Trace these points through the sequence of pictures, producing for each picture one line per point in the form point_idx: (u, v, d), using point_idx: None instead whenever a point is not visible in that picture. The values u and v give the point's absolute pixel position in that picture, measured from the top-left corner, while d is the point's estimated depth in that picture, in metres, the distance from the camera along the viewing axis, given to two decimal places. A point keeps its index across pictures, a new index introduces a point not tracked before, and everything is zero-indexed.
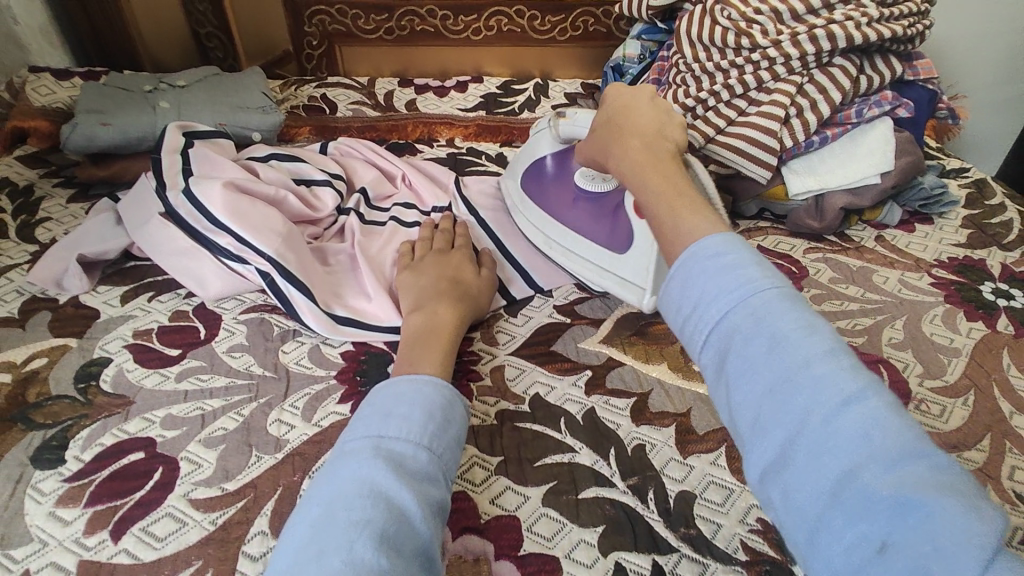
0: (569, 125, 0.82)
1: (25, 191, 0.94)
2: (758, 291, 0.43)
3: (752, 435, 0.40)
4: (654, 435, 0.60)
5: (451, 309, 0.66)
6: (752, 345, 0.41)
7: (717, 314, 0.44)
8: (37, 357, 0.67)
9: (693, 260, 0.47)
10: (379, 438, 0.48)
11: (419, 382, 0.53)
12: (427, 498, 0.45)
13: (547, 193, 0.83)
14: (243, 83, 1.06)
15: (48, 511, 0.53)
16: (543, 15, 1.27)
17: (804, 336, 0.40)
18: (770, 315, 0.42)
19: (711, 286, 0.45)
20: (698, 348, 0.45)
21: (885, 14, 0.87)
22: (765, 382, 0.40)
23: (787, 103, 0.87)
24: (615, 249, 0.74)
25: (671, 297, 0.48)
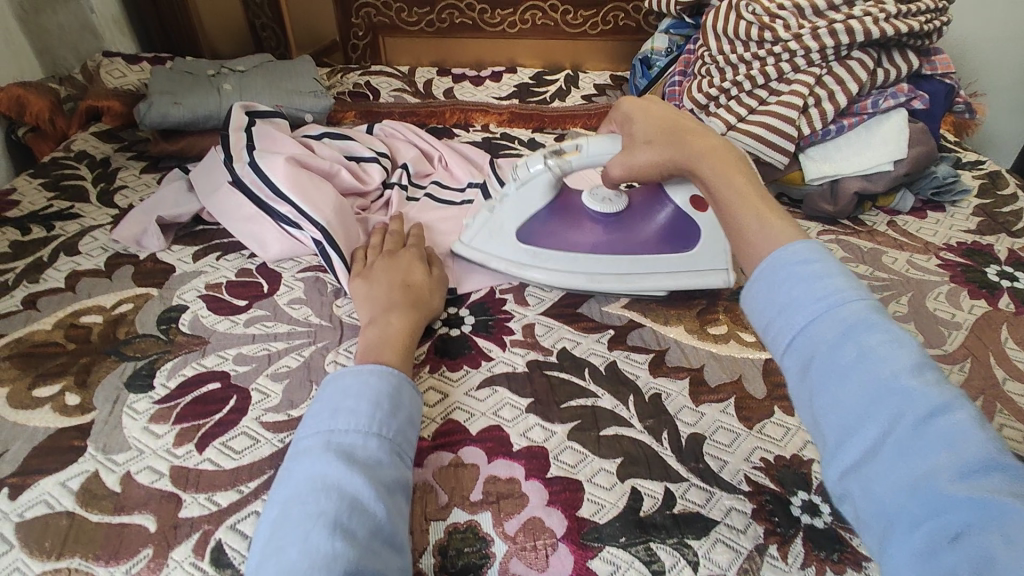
0: (583, 160, 0.76)
1: (103, 162, 1.04)
2: (848, 300, 0.45)
3: (835, 439, 0.43)
4: (669, 386, 0.67)
5: (402, 315, 0.67)
6: (839, 355, 0.44)
7: (803, 322, 0.46)
8: (123, 303, 0.76)
9: (781, 265, 0.50)
10: (330, 434, 0.52)
11: (362, 373, 0.57)
12: (380, 478, 0.50)
13: (564, 236, 0.79)
14: (296, 69, 1.15)
15: (142, 426, 0.61)
16: (575, 9, 1.34)
17: (894, 348, 0.43)
18: (860, 325, 0.44)
19: (799, 291, 0.47)
20: (779, 350, 0.48)
21: (902, 10, 0.92)
22: (855, 388, 0.42)
23: (805, 94, 0.92)
24: (681, 250, 0.76)
25: (754, 298, 0.51)
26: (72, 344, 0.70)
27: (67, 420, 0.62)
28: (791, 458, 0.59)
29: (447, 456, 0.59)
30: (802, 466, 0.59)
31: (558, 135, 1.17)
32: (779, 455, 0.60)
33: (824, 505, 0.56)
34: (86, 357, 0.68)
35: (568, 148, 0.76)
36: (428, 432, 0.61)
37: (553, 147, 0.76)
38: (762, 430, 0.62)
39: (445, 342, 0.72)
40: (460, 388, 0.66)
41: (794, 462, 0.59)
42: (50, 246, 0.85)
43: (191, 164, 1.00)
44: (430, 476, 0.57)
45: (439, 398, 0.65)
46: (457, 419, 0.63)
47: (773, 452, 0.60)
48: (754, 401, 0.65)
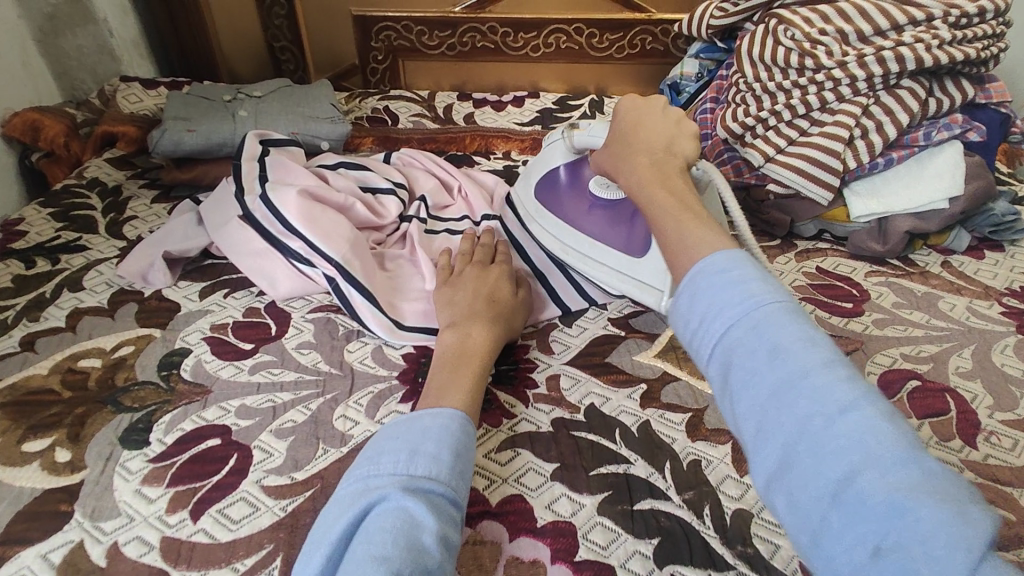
0: (583, 137, 0.78)
1: (114, 190, 1.01)
2: (761, 304, 0.41)
3: (754, 440, 0.39)
4: (710, 452, 0.60)
5: (483, 332, 0.65)
6: (752, 358, 0.40)
7: (721, 324, 0.42)
8: (124, 345, 0.72)
9: (703, 275, 0.45)
10: (407, 477, 0.48)
11: (442, 418, 0.53)
12: (449, 540, 0.45)
13: (561, 201, 0.81)
14: (314, 94, 1.11)
15: (135, 488, 0.56)
16: (601, 33, 1.29)
17: (806, 347, 0.39)
18: (772, 326, 0.40)
19: (716, 301, 0.43)
20: (704, 362, 0.44)
21: (958, 36, 0.86)
22: (768, 390, 0.39)
23: (852, 124, 0.86)
24: (633, 254, 0.73)
25: (680, 309, 0.46)
26: (68, 391, 0.66)
27: (55, 479, 0.57)
28: None
29: (464, 531, 0.53)
30: None
31: None
32: None
33: None
34: (81, 407, 0.64)
35: (576, 124, 0.79)
36: None
37: (571, 121, 0.80)
38: None
39: None
40: (478, 450, 0.61)
41: None
42: (54, 281, 0.81)
43: (202, 193, 0.97)
44: None
45: None
46: (475, 487, 0.57)
47: None
48: None
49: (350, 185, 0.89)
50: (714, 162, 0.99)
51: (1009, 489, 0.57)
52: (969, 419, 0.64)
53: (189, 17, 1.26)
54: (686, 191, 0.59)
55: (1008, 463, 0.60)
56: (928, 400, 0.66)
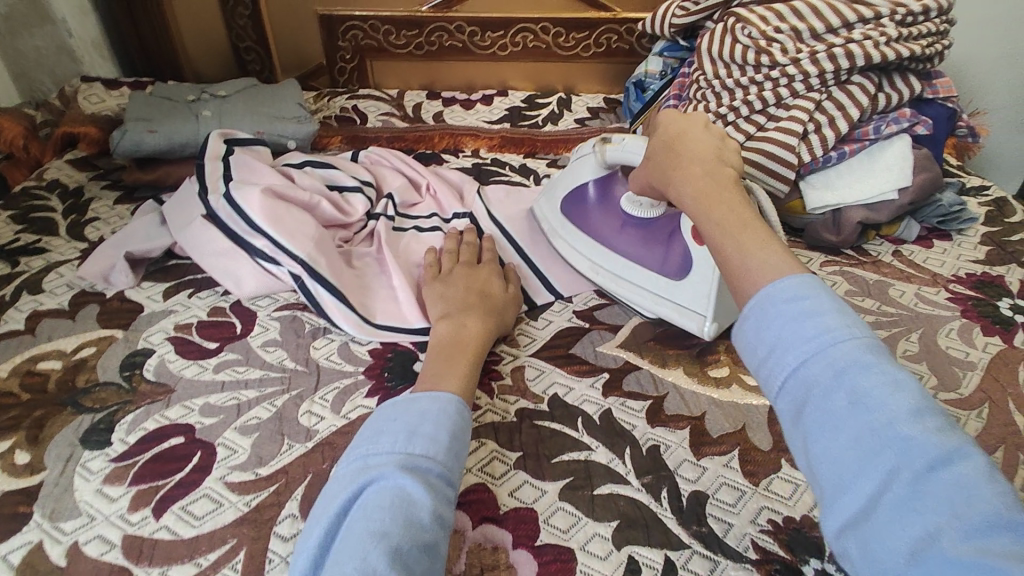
0: (617, 152, 0.78)
1: (75, 192, 0.99)
2: (838, 341, 0.41)
3: (831, 486, 0.38)
4: (669, 437, 0.62)
5: (475, 323, 0.67)
6: (833, 399, 0.39)
7: (796, 359, 0.42)
8: (86, 346, 0.71)
9: (769, 301, 0.45)
10: (407, 456, 0.48)
11: (439, 401, 0.53)
12: (444, 516, 0.46)
13: (593, 219, 0.83)
14: (280, 93, 1.11)
15: (95, 488, 0.56)
16: (567, 32, 1.31)
17: (890, 392, 0.38)
18: (851, 367, 0.40)
19: (790, 333, 0.43)
20: (772, 393, 0.43)
21: (904, 34, 0.89)
22: (850, 434, 0.38)
23: (805, 119, 0.89)
24: (671, 277, 0.74)
25: (745, 339, 0.45)
26: (27, 394, 0.65)
27: (14, 481, 0.57)
28: (802, 520, 0.55)
29: None
30: (814, 530, 0.54)
31: (549, 161, 1.14)
32: (788, 517, 0.55)
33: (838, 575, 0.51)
34: (40, 410, 0.63)
35: (609, 138, 0.79)
36: None
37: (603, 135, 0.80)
38: (770, 487, 0.57)
39: None
40: None
41: (805, 524, 0.54)
42: (13, 284, 0.80)
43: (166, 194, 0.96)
44: None
45: None
46: None
47: (781, 512, 0.55)
48: (760, 454, 0.60)
49: (317, 185, 0.89)
50: None
51: None
52: None
53: (153, 21, 1.24)
54: (739, 199, 0.56)
55: None
56: None
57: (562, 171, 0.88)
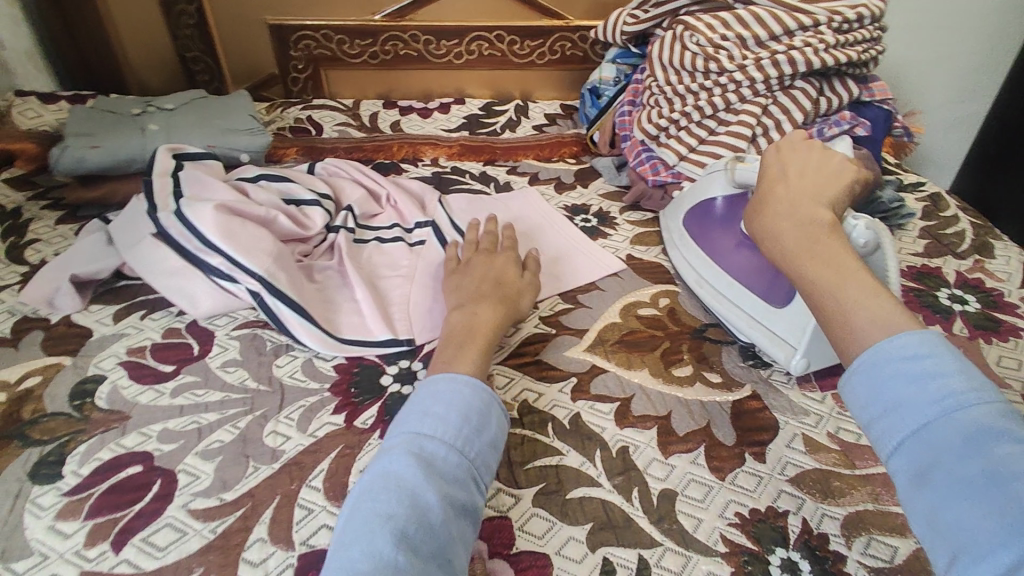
0: (747, 172, 0.77)
1: (13, 213, 0.95)
2: (963, 405, 0.42)
3: (958, 552, 0.38)
4: (637, 437, 0.63)
5: (489, 309, 0.68)
6: (953, 462, 0.40)
7: (912, 424, 0.43)
8: (31, 375, 0.67)
9: (883, 359, 0.46)
10: (418, 437, 0.52)
11: (457, 384, 0.56)
12: (453, 499, 0.49)
13: (711, 235, 0.82)
14: (231, 105, 1.08)
15: (47, 525, 0.53)
16: (522, 40, 1.33)
17: (1023, 458, 0.38)
18: (980, 432, 0.40)
19: (910, 394, 0.44)
20: (892, 455, 0.44)
21: (841, 40, 0.93)
22: (978, 499, 0.38)
23: (753, 124, 0.94)
24: (773, 302, 0.71)
25: (859, 397, 0.47)
26: None
27: None
28: (767, 512, 0.57)
29: None
30: (778, 520, 0.56)
31: (509, 168, 1.15)
32: (753, 509, 0.57)
33: (803, 562, 0.53)
34: None
35: (745, 158, 0.79)
36: None
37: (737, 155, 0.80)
38: (735, 481, 0.59)
39: (396, 403, 0.67)
40: None
41: (770, 515, 0.56)
42: None
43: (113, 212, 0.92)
44: None
45: None
46: None
47: (747, 505, 0.57)
48: (725, 449, 0.62)
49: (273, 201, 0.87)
50: (634, 161, 1.05)
51: None
52: None
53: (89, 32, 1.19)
54: (834, 241, 0.57)
55: None
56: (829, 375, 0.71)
57: (694, 184, 0.88)
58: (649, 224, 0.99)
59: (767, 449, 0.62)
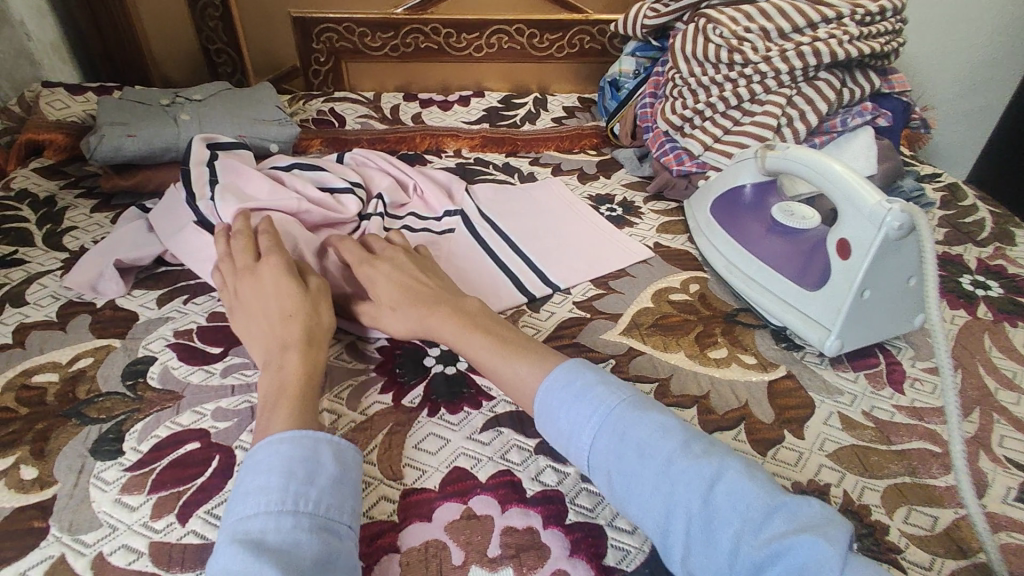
0: (777, 159, 0.78)
1: (47, 201, 0.96)
2: (611, 411, 0.53)
3: (659, 532, 0.48)
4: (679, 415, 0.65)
5: (298, 355, 0.61)
6: (626, 469, 0.50)
7: (587, 448, 0.53)
8: (82, 357, 0.69)
9: (551, 392, 0.56)
10: (240, 523, 0.46)
11: (275, 445, 0.51)
12: (300, 564, 0.44)
13: (740, 220, 0.84)
14: (259, 96, 1.09)
15: (113, 498, 0.55)
16: (541, 33, 1.34)
17: (660, 438, 0.50)
18: (628, 429, 0.51)
19: (573, 418, 0.54)
20: (587, 471, 0.53)
21: (864, 32, 0.96)
22: (649, 485, 0.49)
23: (778, 114, 0.96)
24: (805, 286, 0.73)
25: (549, 430, 0.56)
26: (25, 409, 0.63)
27: (24, 497, 0.55)
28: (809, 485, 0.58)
29: (458, 507, 0.56)
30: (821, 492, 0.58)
31: (531, 159, 1.16)
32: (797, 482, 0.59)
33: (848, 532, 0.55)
34: (42, 423, 0.61)
35: (773, 145, 0.79)
36: (433, 482, 0.58)
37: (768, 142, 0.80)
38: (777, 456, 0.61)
39: (441, 383, 0.68)
40: (461, 432, 0.63)
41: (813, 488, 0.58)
42: None
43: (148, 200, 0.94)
44: (440, 533, 0.54)
45: (441, 444, 0.61)
46: (464, 466, 0.59)
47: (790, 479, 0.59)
48: (765, 427, 0.64)
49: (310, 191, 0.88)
50: (657, 151, 1.06)
51: (933, 425, 0.65)
52: (895, 369, 0.72)
53: (113, 22, 1.20)
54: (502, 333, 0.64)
55: (930, 405, 0.68)
56: (860, 357, 0.73)
57: (723, 172, 0.90)
58: (674, 213, 1.01)
59: (805, 426, 0.64)
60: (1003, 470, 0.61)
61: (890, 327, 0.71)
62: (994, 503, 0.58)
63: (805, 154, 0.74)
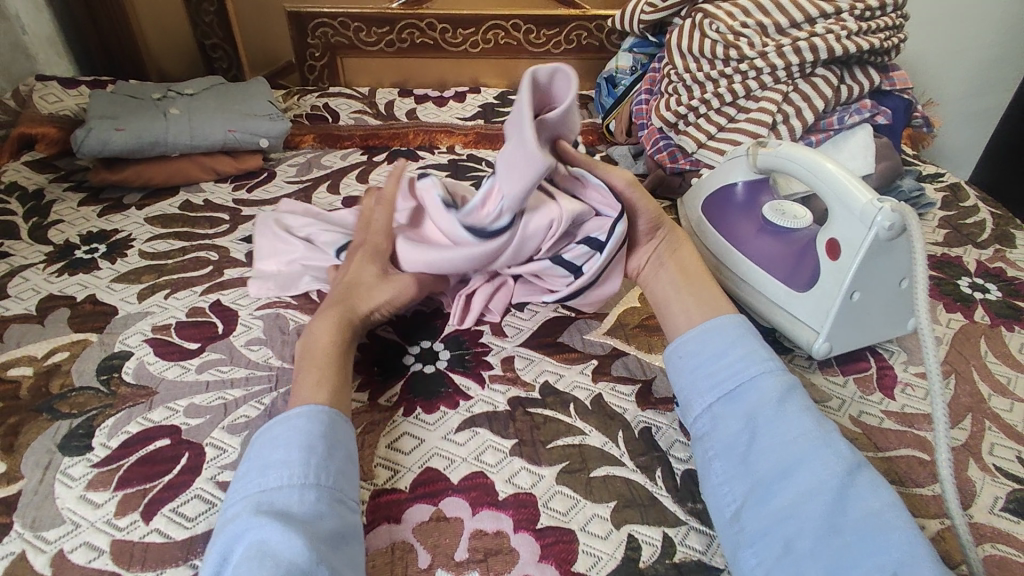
0: (771, 157, 0.76)
1: (36, 194, 0.96)
2: (780, 370, 0.57)
3: (777, 474, 0.51)
4: (659, 418, 0.64)
5: (325, 322, 0.63)
6: (760, 415, 0.54)
7: (726, 388, 0.57)
8: (58, 351, 0.68)
9: (721, 330, 0.61)
10: (261, 494, 0.48)
11: (290, 419, 0.53)
12: (320, 533, 0.46)
13: (731, 219, 0.81)
14: (250, 91, 1.09)
15: (78, 495, 0.54)
16: (538, 29, 1.33)
17: (819, 414, 0.54)
18: (793, 391, 0.56)
19: (736, 356, 0.58)
20: (721, 401, 0.57)
21: (863, 27, 0.93)
22: (794, 435, 0.52)
23: (774, 111, 0.94)
24: (794, 287, 0.71)
25: (692, 357, 0.60)
26: None
27: None
28: None
29: (428, 508, 0.55)
30: None
31: None
32: None
33: None
34: (14, 418, 0.61)
35: (766, 142, 0.77)
36: (405, 483, 0.57)
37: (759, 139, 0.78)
38: None
39: (419, 382, 0.67)
40: (436, 432, 0.62)
41: None
42: None
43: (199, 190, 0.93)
44: (408, 535, 0.53)
45: (415, 444, 0.60)
46: (436, 467, 0.58)
47: None
48: None
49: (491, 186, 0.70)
50: (650, 149, 1.03)
51: (923, 432, 0.63)
52: (886, 373, 0.70)
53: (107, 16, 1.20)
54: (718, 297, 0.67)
55: (921, 410, 0.66)
56: (850, 362, 0.71)
57: (713, 171, 0.88)
58: (666, 211, 0.99)
59: None
60: (993, 479, 0.59)
61: (880, 331, 0.70)
62: (981, 513, 0.56)
63: (801, 152, 0.71)
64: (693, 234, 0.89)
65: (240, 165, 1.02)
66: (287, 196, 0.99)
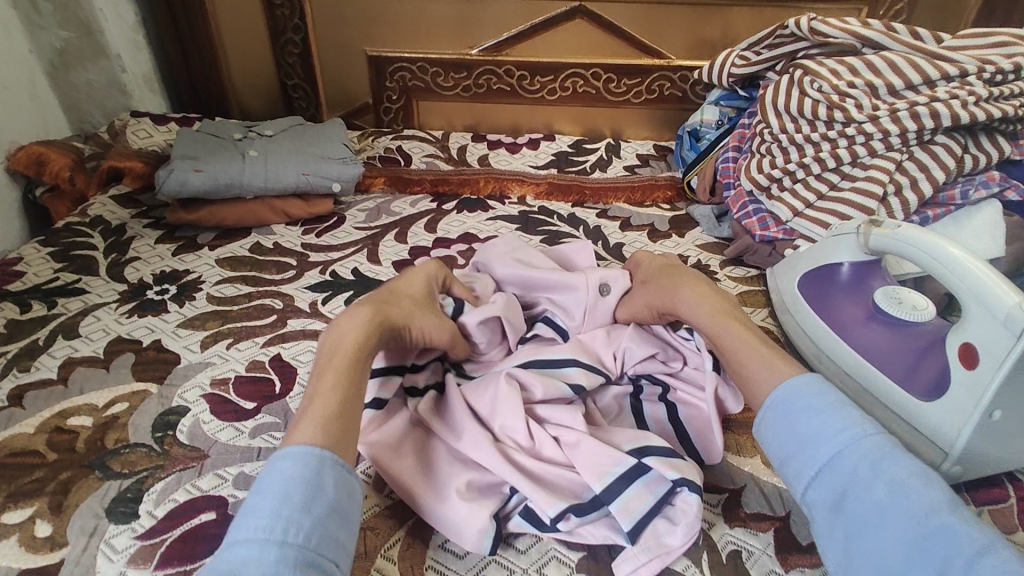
0: (886, 240, 0.66)
1: (117, 229, 0.98)
2: (869, 434, 0.49)
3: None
4: (750, 541, 0.55)
5: (356, 321, 0.59)
6: (855, 500, 0.46)
7: (811, 469, 0.49)
8: (118, 402, 0.67)
9: (795, 396, 0.53)
10: (227, 548, 0.42)
11: (276, 462, 0.47)
12: None
13: (834, 302, 0.72)
14: (326, 133, 1.10)
15: (119, 571, 0.51)
16: (619, 78, 1.28)
17: (923, 485, 0.45)
18: (887, 459, 0.47)
19: (817, 429, 0.50)
20: (810, 484, 0.49)
21: (994, 93, 0.83)
22: (895, 526, 0.44)
23: (885, 181, 0.85)
24: (914, 395, 0.61)
25: (772, 435, 0.53)
26: (53, 454, 0.61)
27: (32, 558, 0.52)
28: None
29: None
30: None
31: (599, 211, 1.09)
32: None
33: None
34: (66, 473, 0.59)
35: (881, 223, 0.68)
36: None
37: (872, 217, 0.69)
38: None
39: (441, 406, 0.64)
40: None
41: None
42: (48, 326, 0.77)
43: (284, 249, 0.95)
44: None
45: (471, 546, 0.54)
46: None
47: None
48: None
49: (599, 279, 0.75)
50: (738, 213, 0.96)
51: None
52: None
53: (200, 45, 1.26)
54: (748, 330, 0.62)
55: None
56: (981, 488, 0.61)
57: (809, 248, 0.80)
58: (753, 282, 0.90)
59: None
60: None
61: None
62: None
63: (925, 236, 0.62)
64: (780, 316, 0.80)
65: (311, 210, 1.02)
66: (354, 243, 0.97)
